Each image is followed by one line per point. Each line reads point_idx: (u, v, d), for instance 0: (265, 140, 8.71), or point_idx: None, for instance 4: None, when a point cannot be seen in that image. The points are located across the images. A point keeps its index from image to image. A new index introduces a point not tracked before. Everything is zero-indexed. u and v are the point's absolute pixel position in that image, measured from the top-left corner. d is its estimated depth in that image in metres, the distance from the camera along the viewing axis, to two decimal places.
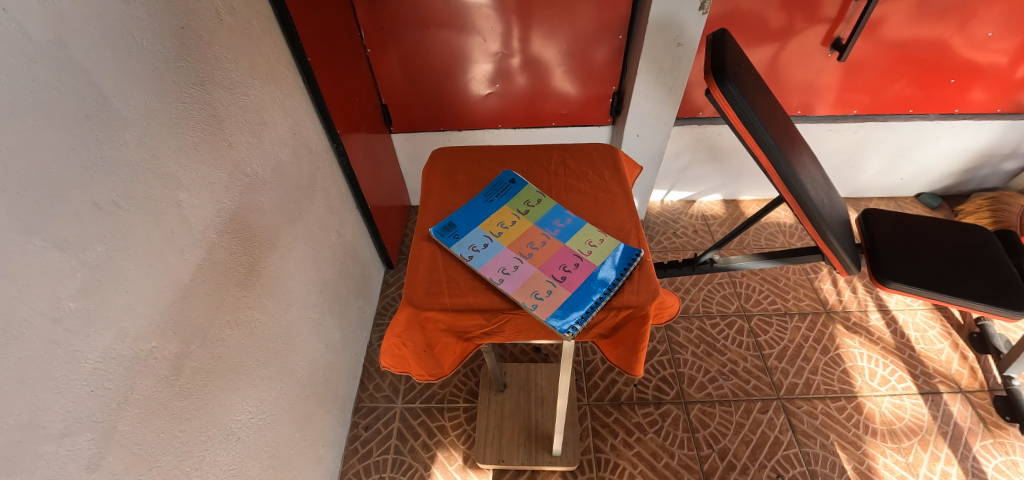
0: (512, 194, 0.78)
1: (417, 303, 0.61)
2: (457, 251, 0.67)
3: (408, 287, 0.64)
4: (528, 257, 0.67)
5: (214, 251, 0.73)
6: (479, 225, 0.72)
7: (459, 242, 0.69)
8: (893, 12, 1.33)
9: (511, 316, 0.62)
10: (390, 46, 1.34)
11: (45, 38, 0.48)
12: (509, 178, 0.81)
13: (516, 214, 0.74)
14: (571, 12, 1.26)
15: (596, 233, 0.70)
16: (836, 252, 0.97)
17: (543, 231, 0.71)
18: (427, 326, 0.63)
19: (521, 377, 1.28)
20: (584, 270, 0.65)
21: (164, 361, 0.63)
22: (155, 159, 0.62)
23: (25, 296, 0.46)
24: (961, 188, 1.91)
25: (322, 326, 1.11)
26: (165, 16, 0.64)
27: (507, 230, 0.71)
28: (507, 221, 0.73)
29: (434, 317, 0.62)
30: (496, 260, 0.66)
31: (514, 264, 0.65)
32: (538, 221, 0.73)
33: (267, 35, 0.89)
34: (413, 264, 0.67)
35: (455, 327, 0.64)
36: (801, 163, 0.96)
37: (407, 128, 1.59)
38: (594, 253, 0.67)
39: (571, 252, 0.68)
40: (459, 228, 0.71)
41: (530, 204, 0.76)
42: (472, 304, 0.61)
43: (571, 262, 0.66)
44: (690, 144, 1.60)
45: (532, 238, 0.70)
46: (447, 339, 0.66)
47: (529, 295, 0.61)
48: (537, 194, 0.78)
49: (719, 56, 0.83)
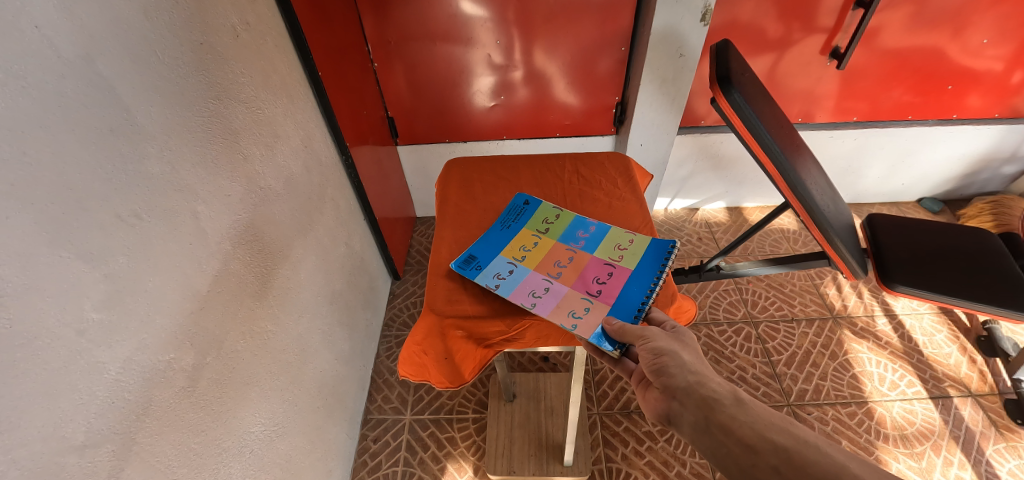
0: (528, 215, 0.78)
1: (439, 310, 0.64)
2: (482, 282, 0.66)
3: (430, 296, 0.67)
4: (557, 277, 0.67)
5: (229, 262, 0.74)
6: (501, 252, 0.72)
7: (483, 273, 0.68)
8: (890, 21, 1.36)
9: (533, 321, 0.63)
10: (396, 59, 1.36)
11: (74, 55, 0.49)
12: (522, 199, 0.81)
13: (537, 234, 0.74)
14: (574, 25, 1.29)
15: (623, 237, 0.72)
16: (843, 257, 0.98)
17: (567, 247, 0.72)
18: (448, 334, 0.63)
19: (530, 387, 1.28)
20: (618, 276, 0.66)
21: (181, 373, 0.64)
22: (174, 172, 0.63)
23: (50, 306, 0.47)
24: (962, 192, 1.93)
25: (332, 338, 1.11)
26: (186, 32, 0.65)
27: (531, 252, 0.71)
28: (529, 243, 0.73)
29: (456, 324, 0.64)
30: (525, 286, 0.66)
31: (545, 286, 0.65)
32: (560, 238, 0.74)
33: (280, 50, 0.91)
34: (434, 273, 0.70)
35: (477, 334, 0.63)
36: (805, 168, 0.97)
37: (413, 140, 1.61)
38: (624, 257, 0.69)
39: (601, 262, 0.68)
40: (480, 259, 0.70)
41: (549, 222, 0.76)
42: (494, 310, 0.64)
43: (603, 272, 0.67)
44: (692, 152, 1.62)
45: (559, 255, 0.70)
46: (468, 347, 0.63)
47: (567, 315, 0.61)
48: (553, 210, 0.79)
49: (723, 65, 0.84)
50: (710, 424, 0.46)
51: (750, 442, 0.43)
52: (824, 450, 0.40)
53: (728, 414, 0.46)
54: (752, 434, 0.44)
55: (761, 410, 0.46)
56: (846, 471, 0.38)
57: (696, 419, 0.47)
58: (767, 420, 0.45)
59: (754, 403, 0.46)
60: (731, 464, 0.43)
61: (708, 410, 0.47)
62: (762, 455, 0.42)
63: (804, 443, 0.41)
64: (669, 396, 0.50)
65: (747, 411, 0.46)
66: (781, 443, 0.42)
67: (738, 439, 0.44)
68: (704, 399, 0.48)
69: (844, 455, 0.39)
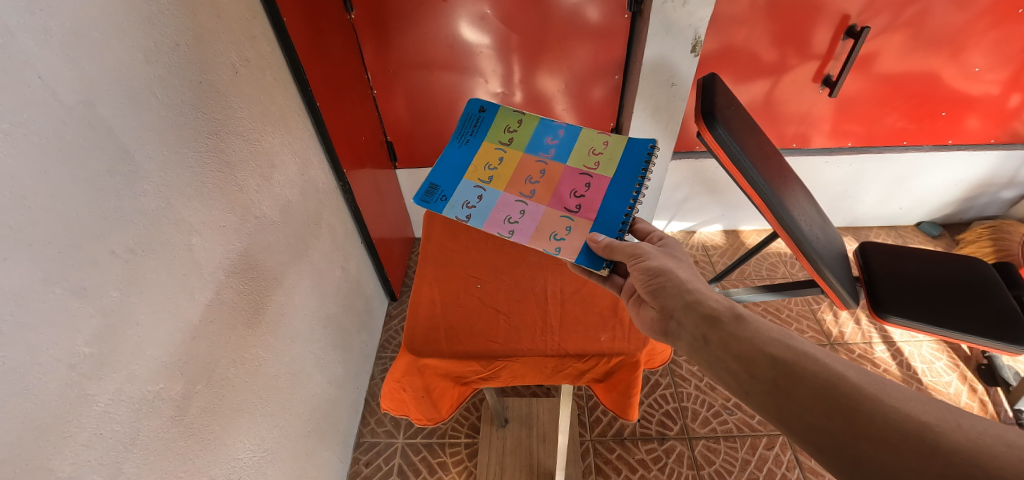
0: (487, 127, 0.89)
1: (416, 351, 0.74)
2: (453, 211, 0.78)
3: (409, 336, 0.77)
4: (530, 197, 0.79)
5: (222, 291, 0.76)
6: (465, 176, 0.82)
7: (451, 203, 0.79)
8: (882, 49, 1.37)
9: (506, 363, 0.75)
10: (396, 85, 1.40)
11: (75, 101, 0.52)
12: (478, 108, 0.90)
13: (502, 148, 0.86)
14: (569, 54, 1.32)
15: (593, 142, 0.83)
16: (833, 287, 0.99)
17: (535, 160, 0.83)
18: (425, 371, 0.75)
19: (523, 412, 1.28)
20: (593, 185, 0.78)
21: (170, 402, 0.65)
22: (169, 206, 0.65)
23: (43, 343, 0.49)
24: (961, 216, 1.93)
25: (326, 362, 1.13)
26: (186, 71, 0.68)
27: (498, 170, 0.83)
28: (495, 163, 0.84)
29: (431, 363, 0.74)
30: (502, 211, 0.78)
31: (520, 209, 0.78)
32: (525, 149, 0.85)
33: (279, 83, 0.94)
34: (414, 312, 0.80)
35: (452, 372, 0.76)
36: (793, 199, 0.99)
37: (413, 163, 1.64)
38: (598, 165, 0.80)
39: (576, 172, 0.81)
40: (444, 188, 0.81)
41: (511, 134, 0.87)
42: (469, 351, 0.75)
43: (581, 186, 0.79)
44: (687, 177, 1.63)
45: (531, 171, 0.82)
46: (444, 383, 0.78)
47: (548, 238, 0.73)
48: (513, 118, 0.89)
49: (708, 99, 0.86)
50: (707, 338, 0.55)
51: (749, 355, 0.51)
52: (824, 362, 0.47)
53: (727, 331, 0.54)
54: (750, 347, 0.52)
55: (758, 325, 0.54)
56: (845, 381, 0.45)
57: (694, 335, 0.56)
58: (766, 333, 0.53)
59: (753, 321, 0.54)
60: (730, 372, 0.52)
61: (708, 329, 0.56)
62: (760, 367, 0.49)
63: (803, 356, 0.48)
64: (671, 317, 0.60)
65: (744, 328, 0.54)
66: (779, 355, 0.49)
67: (735, 352, 0.52)
68: (704, 319, 0.57)
69: (842, 367, 0.46)
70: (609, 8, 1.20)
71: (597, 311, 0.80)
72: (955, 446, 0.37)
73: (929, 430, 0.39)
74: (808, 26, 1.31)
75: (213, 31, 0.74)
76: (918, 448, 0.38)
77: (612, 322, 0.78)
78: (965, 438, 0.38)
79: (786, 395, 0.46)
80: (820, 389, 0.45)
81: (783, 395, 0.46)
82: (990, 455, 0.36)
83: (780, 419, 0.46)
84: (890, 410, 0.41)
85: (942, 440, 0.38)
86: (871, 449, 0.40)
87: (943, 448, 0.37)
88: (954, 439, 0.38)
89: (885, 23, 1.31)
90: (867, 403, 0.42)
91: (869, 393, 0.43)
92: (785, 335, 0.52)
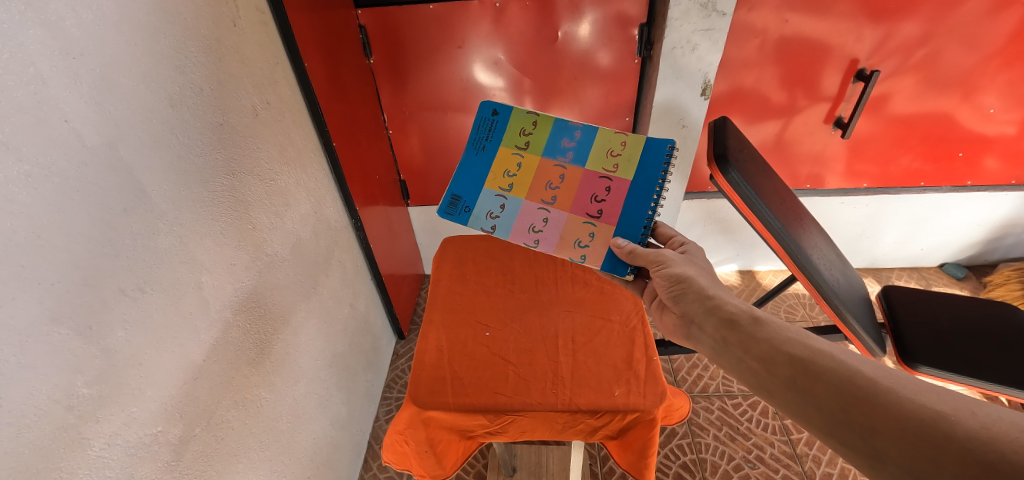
0: (502, 130, 0.86)
1: (420, 402, 0.73)
2: (478, 223, 0.81)
3: (414, 387, 0.75)
4: (552, 204, 0.81)
5: (228, 331, 0.75)
6: (484, 186, 0.83)
7: (473, 215, 0.82)
8: (894, 91, 1.38)
9: (515, 418, 0.72)
10: (411, 125, 1.44)
11: (99, 144, 0.53)
12: (491, 110, 0.86)
13: (519, 152, 0.84)
14: (580, 98, 1.34)
15: (614, 142, 0.81)
16: (858, 335, 0.95)
17: (555, 162, 0.83)
18: (428, 423, 0.74)
19: (531, 460, 1.21)
20: (614, 189, 0.79)
21: (167, 447, 0.63)
22: (182, 245, 0.65)
23: (43, 384, 0.48)
24: (986, 257, 1.87)
25: (329, 403, 1.10)
26: (206, 114, 0.70)
27: (519, 174, 0.83)
28: (513, 169, 0.84)
29: (433, 415, 0.73)
30: (525, 220, 0.81)
31: (543, 218, 0.80)
32: (544, 152, 0.84)
33: (298, 125, 0.97)
34: (421, 360, 0.79)
35: (457, 425, 0.74)
36: (811, 242, 0.98)
37: (424, 202, 1.66)
38: (618, 166, 0.80)
39: (597, 175, 0.80)
40: (465, 200, 0.83)
41: (528, 135, 0.85)
42: (475, 405, 0.72)
43: (603, 190, 0.80)
44: (700, 217, 1.62)
45: (550, 176, 0.82)
46: (448, 436, 0.77)
47: (575, 247, 0.78)
48: (528, 118, 0.85)
49: (721, 143, 0.86)
50: (727, 340, 0.60)
51: (767, 355, 0.54)
52: (841, 358, 0.49)
53: (746, 333, 0.58)
54: (769, 347, 0.55)
55: (775, 327, 0.57)
56: (860, 375, 0.47)
57: (716, 338, 0.61)
58: (782, 334, 0.56)
59: (771, 324, 0.57)
60: (753, 371, 0.55)
61: (727, 331, 0.60)
62: (779, 366, 0.53)
63: (819, 353, 0.51)
64: (692, 321, 0.65)
65: (763, 329, 0.58)
66: (797, 353, 0.52)
67: (755, 353, 0.56)
68: (726, 322, 0.61)
69: (859, 362, 0.48)
70: (620, 53, 1.24)
71: (610, 363, 0.78)
72: (968, 434, 0.38)
73: (943, 419, 0.40)
74: (817, 68, 1.33)
75: (237, 76, 0.77)
76: (932, 436, 0.40)
77: (625, 376, 0.76)
78: (980, 426, 0.39)
79: (803, 389, 0.49)
80: (836, 384, 0.47)
81: (802, 389, 0.49)
82: (1007, 443, 0.37)
83: (800, 414, 0.49)
84: (905, 400, 0.43)
85: (955, 428, 0.39)
86: (889, 439, 0.42)
87: (957, 436, 0.39)
88: (969, 427, 0.39)
89: (895, 66, 1.32)
90: (883, 395, 0.44)
91: (885, 386, 0.45)
92: (802, 334, 0.55)
